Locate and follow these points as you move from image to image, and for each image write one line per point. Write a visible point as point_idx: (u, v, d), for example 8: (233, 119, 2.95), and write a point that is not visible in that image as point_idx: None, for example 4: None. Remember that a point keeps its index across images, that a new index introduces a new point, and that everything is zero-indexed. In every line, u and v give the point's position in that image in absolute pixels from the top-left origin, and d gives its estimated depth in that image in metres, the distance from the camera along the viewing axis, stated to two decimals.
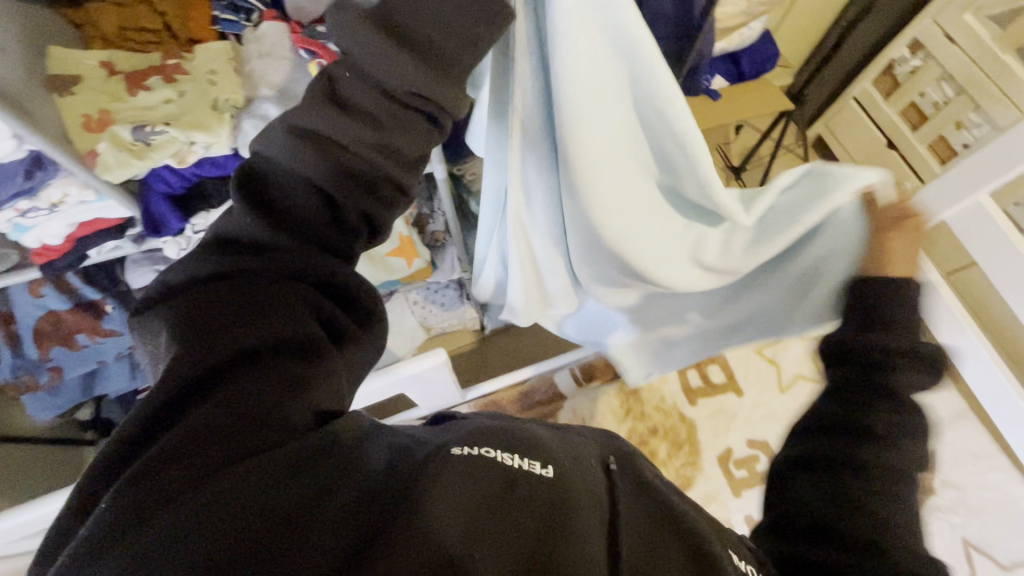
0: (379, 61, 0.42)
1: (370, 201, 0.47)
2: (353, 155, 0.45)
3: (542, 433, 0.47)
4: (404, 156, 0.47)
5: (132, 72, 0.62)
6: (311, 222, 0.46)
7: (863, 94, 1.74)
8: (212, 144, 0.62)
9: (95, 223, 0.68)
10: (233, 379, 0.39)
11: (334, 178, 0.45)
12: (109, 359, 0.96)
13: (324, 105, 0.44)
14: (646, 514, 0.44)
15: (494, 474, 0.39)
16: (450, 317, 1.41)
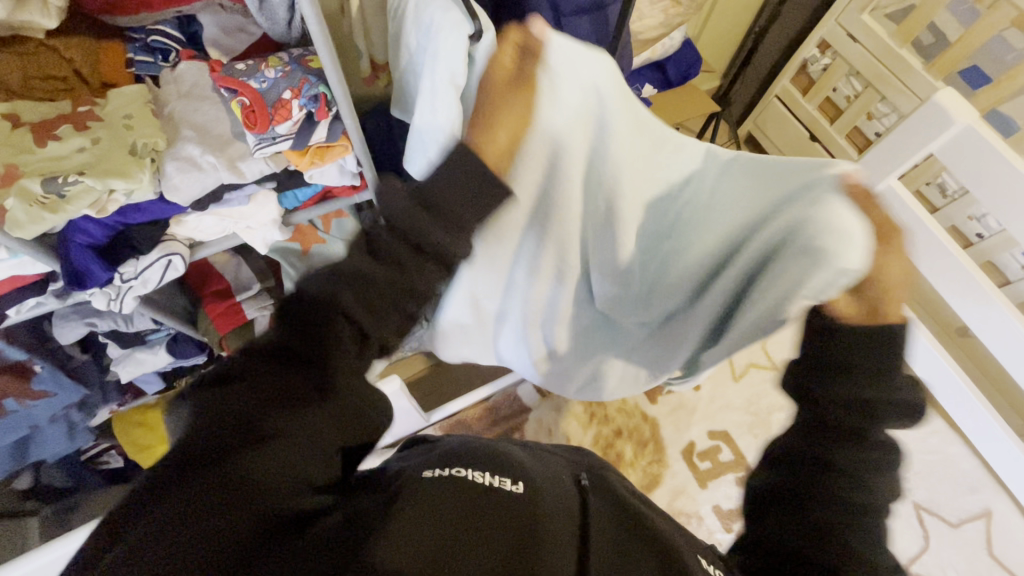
0: (436, 158, 0.38)
1: (392, 322, 0.39)
2: (435, 242, 0.37)
3: (515, 453, 0.50)
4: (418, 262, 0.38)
5: (39, 123, 0.59)
6: (335, 326, 0.37)
7: (784, 92, 1.85)
8: (134, 189, 0.60)
9: (11, 280, 0.64)
10: (250, 462, 0.34)
11: (400, 260, 0.38)
12: (41, 422, 0.90)
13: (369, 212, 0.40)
14: (618, 525, 0.46)
15: (469, 492, 0.41)
16: None
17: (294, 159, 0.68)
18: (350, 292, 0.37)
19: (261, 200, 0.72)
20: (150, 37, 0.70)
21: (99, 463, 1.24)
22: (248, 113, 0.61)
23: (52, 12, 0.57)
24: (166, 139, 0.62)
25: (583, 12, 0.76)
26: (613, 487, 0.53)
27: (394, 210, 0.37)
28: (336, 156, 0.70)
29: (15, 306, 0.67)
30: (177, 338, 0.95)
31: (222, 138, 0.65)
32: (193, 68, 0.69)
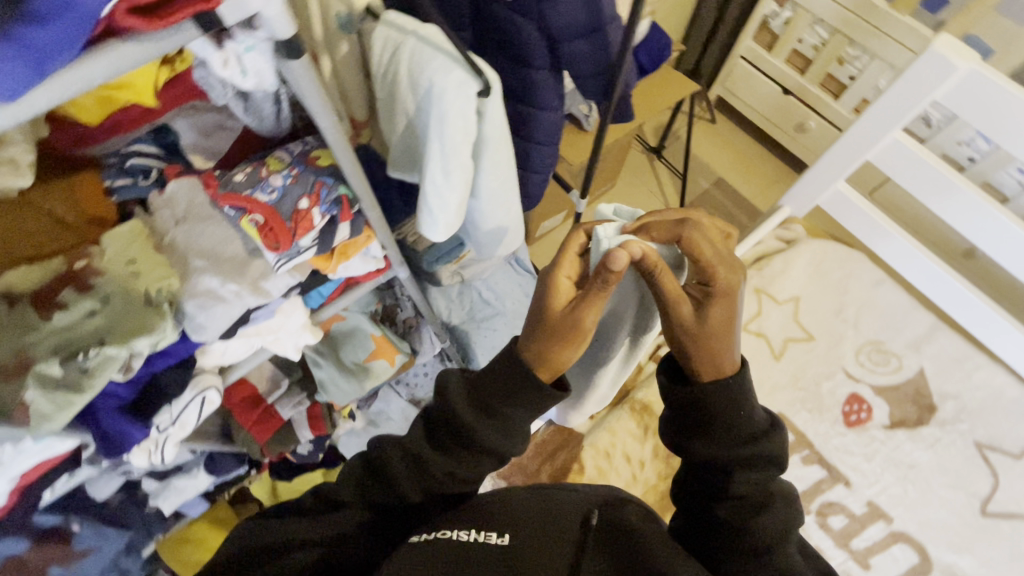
0: (495, 366, 0.52)
1: (466, 468, 0.53)
2: (478, 434, 0.52)
3: (516, 507, 0.54)
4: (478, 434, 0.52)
5: (36, 291, 0.52)
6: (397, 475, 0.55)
7: (748, 51, 1.81)
8: (159, 339, 0.54)
9: (40, 466, 0.57)
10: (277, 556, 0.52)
11: (457, 453, 0.53)
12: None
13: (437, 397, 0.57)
14: (611, 561, 0.48)
15: (454, 551, 0.48)
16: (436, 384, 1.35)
17: (318, 264, 0.63)
18: (411, 468, 0.55)
19: (290, 308, 0.66)
20: (129, 160, 0.63)
21: None
22: (263, 232, 0.55)
23: (23, 169, 0.50)
24: (178, 276, 0.56)
25: (581, 35, 0.73)
26: (622, 514, 0.54)
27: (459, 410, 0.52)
28: (360, 247, 0.65)
29: (48, 487, 0.61)
30: (214, 456, 0.89)
31: (236, 259, 0.60)
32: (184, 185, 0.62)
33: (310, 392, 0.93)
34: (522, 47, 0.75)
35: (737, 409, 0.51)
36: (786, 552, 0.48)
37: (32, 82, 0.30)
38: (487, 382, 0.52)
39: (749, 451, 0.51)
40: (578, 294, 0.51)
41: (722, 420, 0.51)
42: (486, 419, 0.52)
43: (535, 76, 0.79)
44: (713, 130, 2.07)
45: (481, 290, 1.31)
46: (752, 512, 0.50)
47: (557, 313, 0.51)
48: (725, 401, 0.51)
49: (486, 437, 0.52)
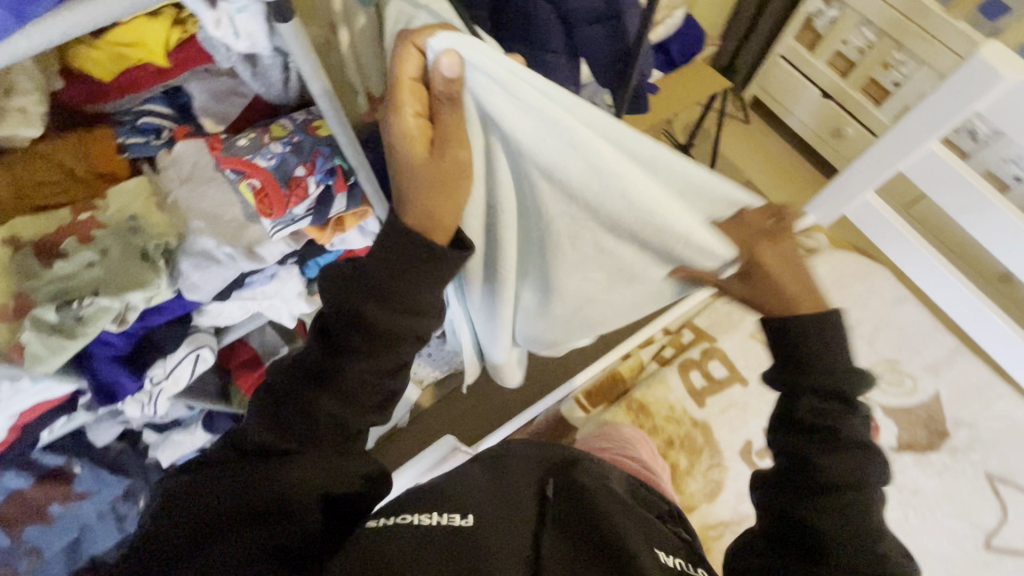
0: (393, 255, 0.51)
1: (380, 363, 0.53)
2: (389, 323, 0.51)
3: (471, 486, 0.58)
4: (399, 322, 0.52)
5: (39, 240, 0.54)
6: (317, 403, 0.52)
7: (789, 51, 1.74)
8: (152, 295, 0.55)
9: (38, 406, 0.60)
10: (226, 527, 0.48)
11: (366, 347, 0.52)
12: (89, 519, 0.88)
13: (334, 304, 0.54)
14: (566, 530, 0.51)
15: (414, 531, 0.50)
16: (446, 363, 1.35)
17: (313, 233, 0.63)
18: (332, 395, 0.53)
19: (285, 276, 0.67)
20: (140, 119, 0.64)
21: None
22: (259, 198, 0.56)
23: (33, 119, 0.51)
24: (176, 236, 0.58)
25: (599, 19, 0.72)
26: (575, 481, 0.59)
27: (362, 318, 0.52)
28: (356, 220, 0.65)
29: (46, 427, 0.64)
30: (211, 415, 0.91)
31: (233, 223, 0.61)
32: (192, 147, 0.63)
33: None
34: (540, 30, 0.72)
35: (830, 340, 0.53)
36: (866, 486, 0.51)
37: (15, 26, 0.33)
38: (381, 266, 0.51)
39: (834, 384, 0.53)
40: (438, 132, 0.49)
41: (823, 350, 0.53)
42: (387, 308, 0.51)
43: (551, 61, 0.75)
44: (745, 131, 2.00)
45: None
46: (820, 453, 0.52)
47: (424, 158, 0.49)
48: (826, 343, 0.53)
49: (398, 326, 0.52)
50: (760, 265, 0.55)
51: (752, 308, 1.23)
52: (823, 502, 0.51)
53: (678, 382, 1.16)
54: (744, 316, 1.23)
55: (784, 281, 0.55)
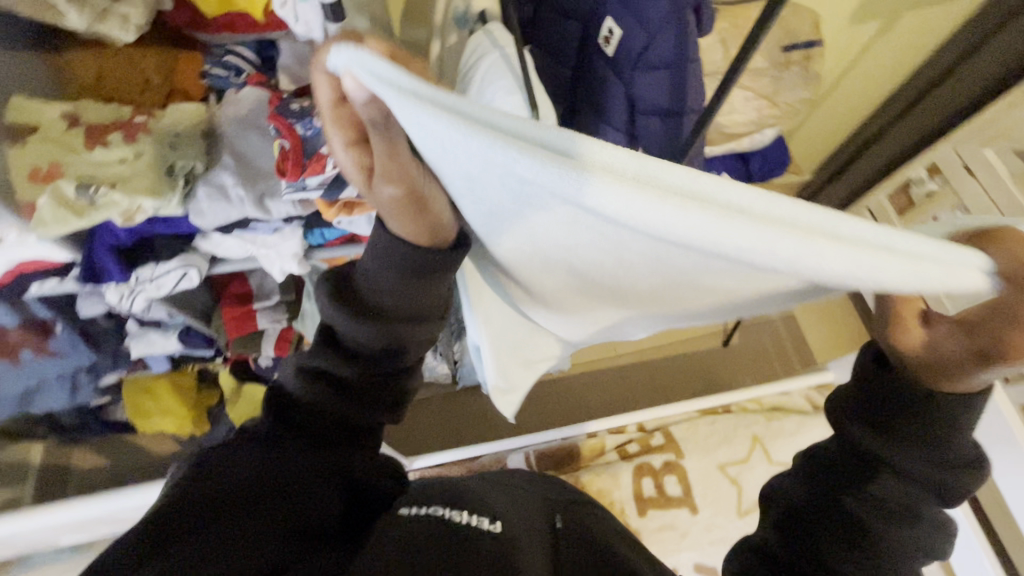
0: (395, 273, 0.47)
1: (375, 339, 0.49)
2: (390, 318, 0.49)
3: (490, 494, 0.56)
4: (407, 313, 0.49)
5: (94, 124, 0.61)
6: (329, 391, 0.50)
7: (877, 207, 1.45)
8: (161, 207, 0.60)
9: (36, 262, 0.66)
10: (243, 517, 0.43)
11: (366, 340, 0.50)
12: (51, 375, 0.94)
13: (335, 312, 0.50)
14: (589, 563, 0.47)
15: (445, 531, 0.46)
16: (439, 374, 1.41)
17: (322, 206, 0.67)
18: (328, 386, 0.50)
19: (287, 234, 0.72)
20: (227, 56, 0.71)
21: (108, 413, 1.33)
22: (283, 159, 0.61)
23: (130, 26, 0.58)
24: (204, 163, 0.63)
25: (659, 113, 0.71)
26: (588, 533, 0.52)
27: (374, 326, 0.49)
28: (366, 210, 0.68)
29: (37, 281, 0.70)
30: (190, 329, 0.97)
31: (257, 170, 0.65)
32: (255, 94, 0.69)
33: (292, 316, 0.98)
34: (607, 105, 0.73)
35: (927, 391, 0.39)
36: (904, 568, 0.41)
37: None
38: (390, 289, 0.48)
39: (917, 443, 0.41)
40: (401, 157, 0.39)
41: (905, 410, 0.41)
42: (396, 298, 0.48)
43: (608, 133, 0.76)
44: None
45: None
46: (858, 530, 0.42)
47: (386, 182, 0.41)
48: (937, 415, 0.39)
49: (401, 325, 0.49)
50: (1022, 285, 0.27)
51: (732, 440, 1.18)
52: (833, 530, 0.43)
53: (628, 482, 1.12)
54: (721, 444, 1.17)
55: (1010, 327, 0.32)
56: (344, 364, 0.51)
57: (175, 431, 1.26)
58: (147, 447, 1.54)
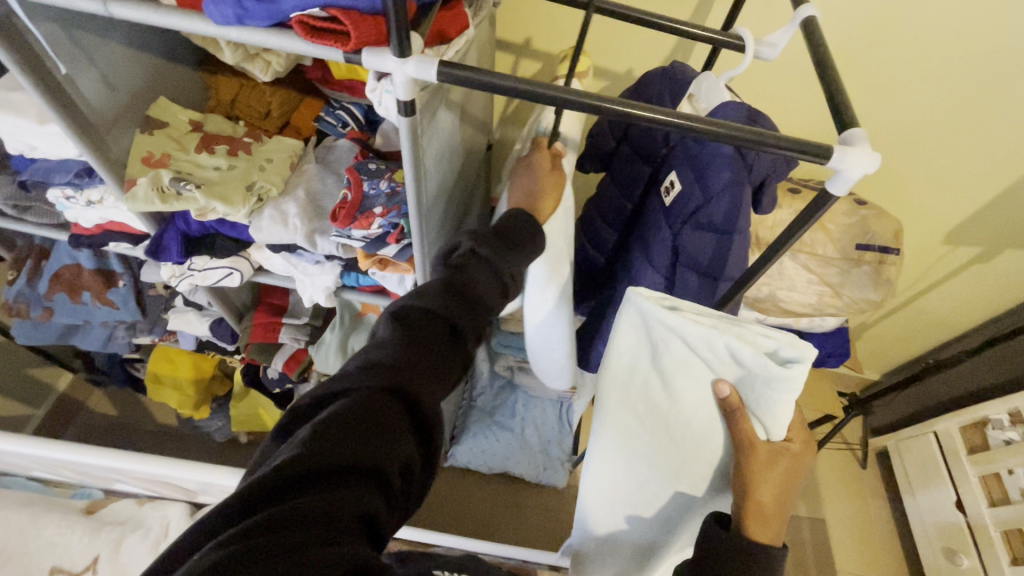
0: (471, 271, 0.58)
1: (462, 311, 0.55)
2: (471, 298, 0.57)
3: None
4: (475, 301, 0.57)
5: (210, 134, 0.73)
6: (411, 335, 0.50)
7: (946, 434, 1.47)
8: (228, 215, 0.68)
9: (120, 225, 0.76)
10: (314, 479, 0.38)
11: (427, 324, 0.52)
12: (94, 320, 1.04)
13: (423, 293, 0.55)
14: None
15: None
16: (471, 460, 1.55)
17: (360, 255, 0.72)
18: (391, 343, 0.49)
19: (325, 268, 0.77)
20: (340, 110, 0.79)
21: (133, 369, 1.44)
22: (340, 208, 0.67)
23: (268, 69, 0.68)
24: (280, 190, 0.71)
25: (696, 270, 0.72)
26: None
27: (438, 302, 0.54)
28: (398, 270, 0.73)
29: (114, 241, 0.79)
30: (222, 321, 1.05)
31: (320, 210, 0.73)
32: (347, 147, 0.79)
33: (310, 340, 1.03)
34: (654, 243, 0.77)
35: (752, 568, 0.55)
36: None
37: (232, 20, 0.42)
38: (462, 279, 0.57)
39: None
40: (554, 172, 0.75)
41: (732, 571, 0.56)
42: (447, 301, 0.54)
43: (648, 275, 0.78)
44: (854, 472, 1.73)
45: (518, 405, 1.48)
46: None
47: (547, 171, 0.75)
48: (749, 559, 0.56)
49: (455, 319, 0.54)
50: (748, 447, 0.58)
51: None
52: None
53: None
54: None
55: (766, 462, 0.58)
56: (416, 315, 0.52)
57: (176, 407, 1.33)
58: (151, 414, 1.61)
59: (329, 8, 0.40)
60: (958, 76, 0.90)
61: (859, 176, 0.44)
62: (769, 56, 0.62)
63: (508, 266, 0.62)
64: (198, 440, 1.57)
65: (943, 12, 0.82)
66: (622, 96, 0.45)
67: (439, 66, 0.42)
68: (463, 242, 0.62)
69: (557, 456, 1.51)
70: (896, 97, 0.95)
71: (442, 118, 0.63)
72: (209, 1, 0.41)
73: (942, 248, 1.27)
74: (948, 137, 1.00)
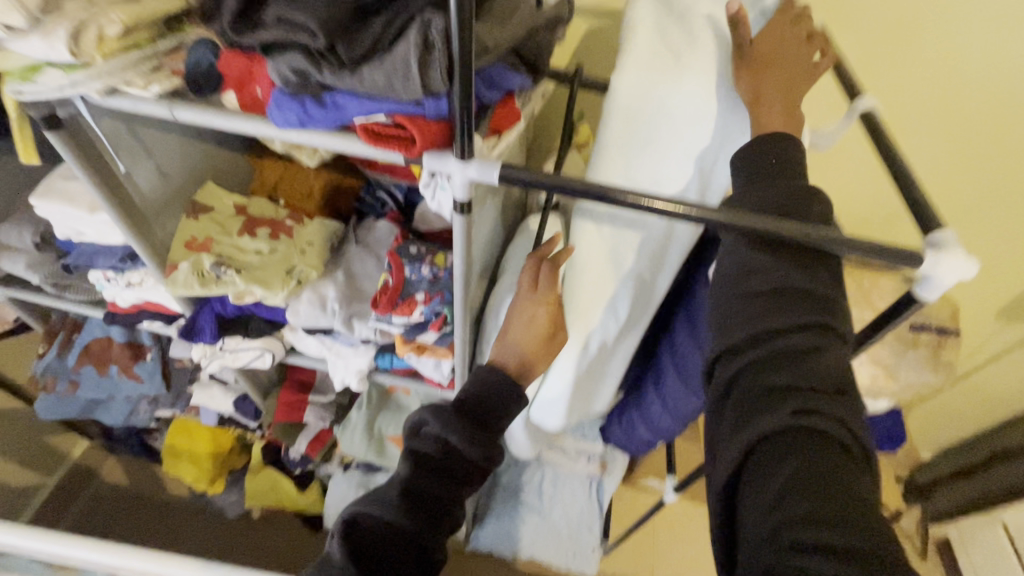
0: (436, 465, 0.59)
1: (420, 516, 0.57)
2: (434, 492, 0.58)
3: None
4: (443, 496, 0.58)
5: (253, 217, 0.73)
6: (364, 557, 0.53)
7: (1015, 526, 1.33)
8: (266, 299, 0.67)
9: (156, 305, 0.75)
10: None
11: (383, 542, 0.54)
12: (118, 394, 1.02)
13: (385, 499, 0.57)
14: None
15: None
16: (495, 544, 1.44)
17: (398, 339, 0.70)
18: (344, 569, 0.52)
19: (360, 351, 0.74)
20: (379, 192, 0.80)
21: (150, 439, 1.40)
22: (381, 293, 0.65)
23: (315, 156, 0.69)
24: (319, 272, 0.70)
25: None
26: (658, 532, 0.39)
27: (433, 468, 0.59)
28: (435, 355, 0.70)
29: (148, 320, 0.78)
30: (247, 397, 1.02)
31: (359, 293, 0.71)
32: (386, 228, 0.78)
33: (336, 419, 0.99)
34: None
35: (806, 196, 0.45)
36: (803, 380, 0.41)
37: (295, 125, 0.42)
38: (426, 475, 0.58)
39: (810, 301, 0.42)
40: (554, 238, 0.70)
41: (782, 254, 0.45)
42: (404, 510, 0.56)
43: None
44: (914, 565, 1.57)
45: (546, 483, 1.39)
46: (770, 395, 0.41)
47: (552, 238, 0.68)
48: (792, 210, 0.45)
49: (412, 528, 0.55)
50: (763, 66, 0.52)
51: None
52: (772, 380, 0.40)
53: None
54: None
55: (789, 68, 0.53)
56: (370, 532, 0.55)
57: (191, 482, 1.28)
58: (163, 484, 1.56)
59: (395, 116, 0.40)
60: (1003, 156, 0.88)
61: (952, 282, 0.41)
62: (826, 146, 0.61)
63: (484, 452, 0.61)
64: (209, 515, 1.50)
65: (985, 95, 0.82)
66: (662, 198, 0.45)
67: (502, 169, 0.41)
68: (428, 420, 0.61)
69: (587, 541, 1.40)
70: (944, 173, 0.92)
71: (489, 206, 0.61)
72: (274, 107, 0.42)
73: (996, 324, 1.20)
74: (999, 212, 0.96)
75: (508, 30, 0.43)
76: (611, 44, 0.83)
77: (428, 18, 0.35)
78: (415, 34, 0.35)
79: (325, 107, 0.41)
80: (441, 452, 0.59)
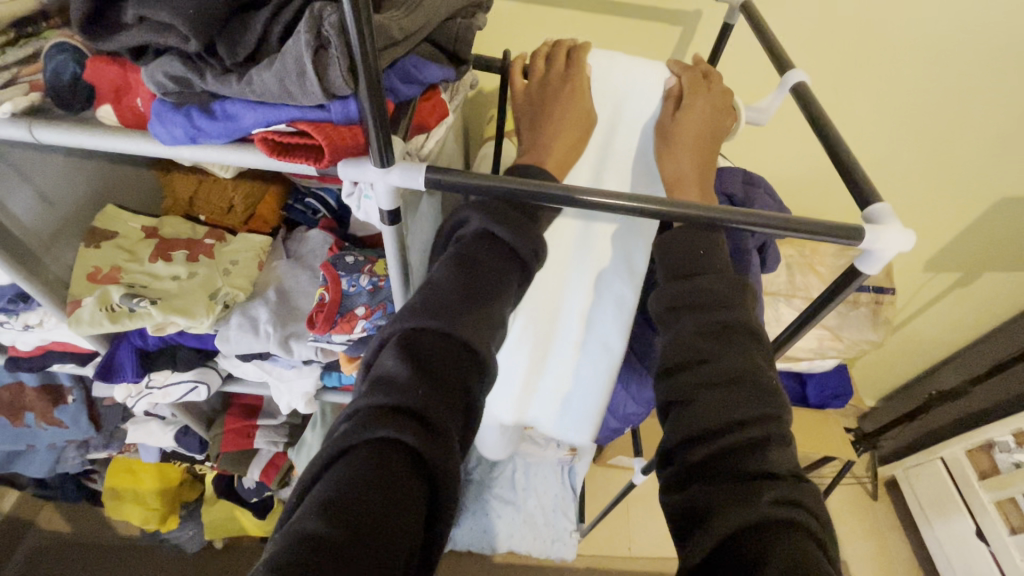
0: (485, 239, 0.46)
1: (485, 289, 0.43)
2: (496, 267, 0.45)
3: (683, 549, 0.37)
4: (508, 268, 0.46)
5: (166, 239, 0.66)
6: (423, 346, 0.39)
7: (953, 460, 1.43)
8: (189, 328, 0.60)
9: (64, 345, 0.67)
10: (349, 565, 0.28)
11: (447, 323, 0.40)
12: (39, 442, 0.92)
13: (440, 281, 0.43)
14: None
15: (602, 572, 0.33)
16: (473, 542, 1.43)
17: (342, 357, 0.65)
18: (397, 366, 0.38)
19: (304, 372, 0.70)
20: (308, 199, 0.74)
21: (89, 481, 1.29)
22: (318, 310, 0.60)
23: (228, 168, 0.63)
24: (248, 293, 0.64)
25: None
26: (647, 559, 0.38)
27: (412, 387, 0.36)
28: None
29: (58, 362, 0.70)
30: (189, 429, 0.94)
31: (295, 312, 0.66)
32: (320, 238, 0.73)
33: (289, 441, 0.94)
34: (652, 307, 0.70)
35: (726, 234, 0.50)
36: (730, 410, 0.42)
37: (185, 142, 0.37)
38: (478, 247, 0.46)
39: (726, 328, 0.46)
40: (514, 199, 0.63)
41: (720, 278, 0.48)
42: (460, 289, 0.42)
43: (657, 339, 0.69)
44: (868, 506, 1.67)
45: (518, 474, 1.38)
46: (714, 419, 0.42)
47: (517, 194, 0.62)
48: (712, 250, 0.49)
49: (479, 299, 0.42)
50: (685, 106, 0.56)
51: None
52: (700, 409, 0.42)
53: None
54: None
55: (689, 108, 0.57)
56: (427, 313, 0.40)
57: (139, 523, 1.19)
58: (110, 527, 1.45)
59: (297, 122, 0.36)
60: (924, 118, 0.91)
61: (891, 255, 0.41)
62: (761, 121, 0.60)
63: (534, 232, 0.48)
64: (166, 552, 1.41)
65: (902, 59, 0.84)
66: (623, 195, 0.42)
67: (427, 173, 0.38)
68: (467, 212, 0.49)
69: (564, 526, 1.41)
70: (871, 136, 0.95)
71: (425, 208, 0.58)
72: (156, 121, 0.37)
73: (924, 275, 1.27)
74: (923, 171, 1.00)
75: (419, 19, 0.39)
76: (540, 28, 0.80)
77: (319, 11, 0.31)
78: (303, 28, 0.31)
79: (215, 118, 0.36)
80: (416, 366, 0.38)
